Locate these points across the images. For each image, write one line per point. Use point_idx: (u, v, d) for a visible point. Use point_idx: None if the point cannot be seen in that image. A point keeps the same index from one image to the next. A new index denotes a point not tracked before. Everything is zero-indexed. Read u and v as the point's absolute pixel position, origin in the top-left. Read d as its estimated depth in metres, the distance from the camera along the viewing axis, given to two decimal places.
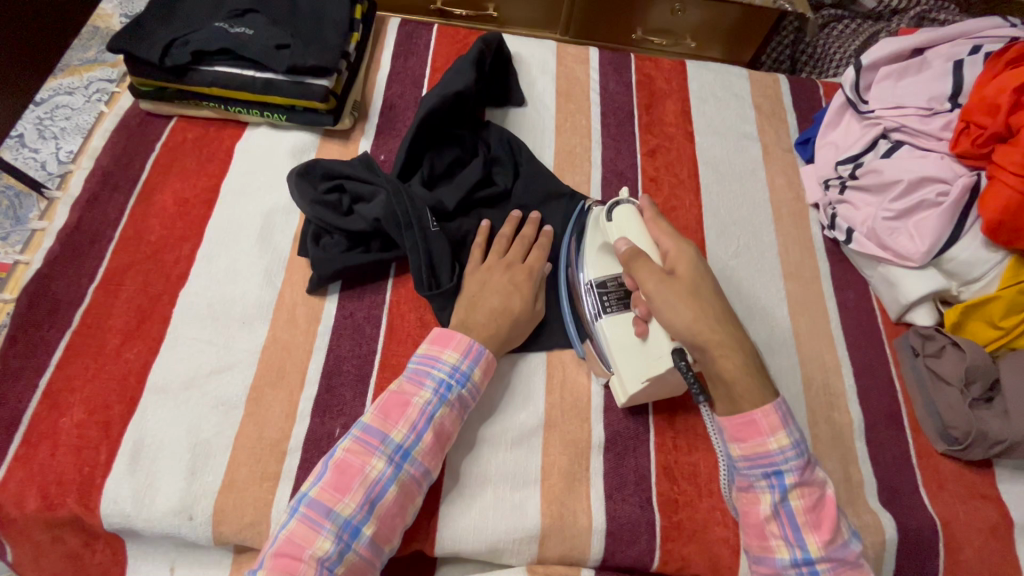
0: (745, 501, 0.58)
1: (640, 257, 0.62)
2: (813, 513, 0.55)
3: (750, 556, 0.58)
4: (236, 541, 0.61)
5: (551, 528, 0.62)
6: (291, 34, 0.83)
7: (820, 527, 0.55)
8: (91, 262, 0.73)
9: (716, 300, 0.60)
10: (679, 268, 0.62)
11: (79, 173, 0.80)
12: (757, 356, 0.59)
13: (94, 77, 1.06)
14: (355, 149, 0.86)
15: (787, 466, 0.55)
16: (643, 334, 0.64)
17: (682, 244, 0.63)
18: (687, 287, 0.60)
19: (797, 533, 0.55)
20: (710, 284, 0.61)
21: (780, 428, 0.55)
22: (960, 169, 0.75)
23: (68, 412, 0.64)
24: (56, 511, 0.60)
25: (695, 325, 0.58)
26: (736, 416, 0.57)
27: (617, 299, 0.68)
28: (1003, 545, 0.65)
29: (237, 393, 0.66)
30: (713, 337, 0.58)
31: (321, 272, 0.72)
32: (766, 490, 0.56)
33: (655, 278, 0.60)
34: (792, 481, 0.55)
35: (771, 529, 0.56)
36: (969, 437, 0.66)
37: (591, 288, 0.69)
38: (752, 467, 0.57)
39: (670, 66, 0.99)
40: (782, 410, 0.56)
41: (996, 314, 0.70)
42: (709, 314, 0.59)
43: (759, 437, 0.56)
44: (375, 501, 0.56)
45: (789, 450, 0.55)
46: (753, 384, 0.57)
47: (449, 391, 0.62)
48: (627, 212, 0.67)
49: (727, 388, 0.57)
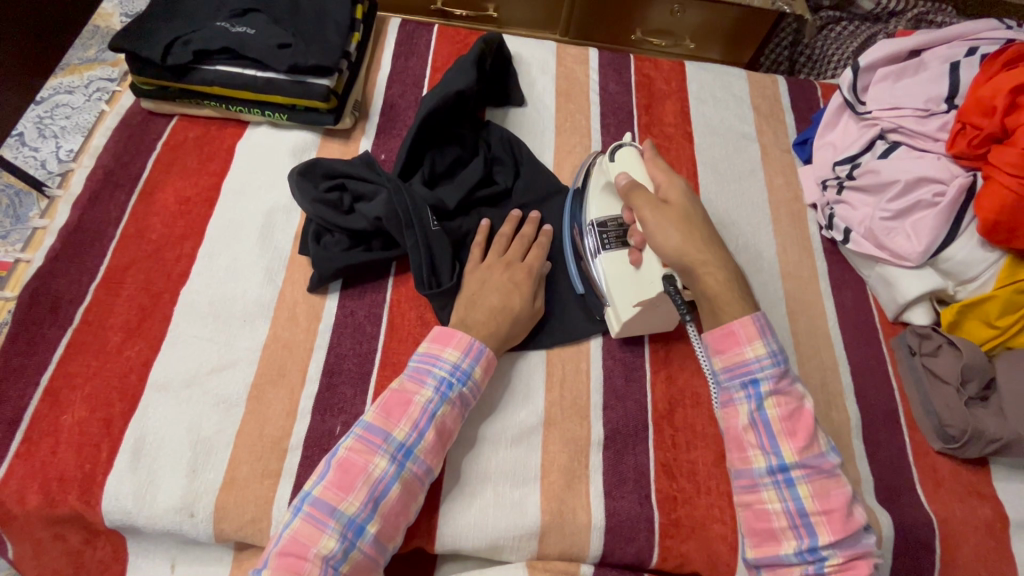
0: (725, 414, 0.60)
1: (636, 188, 0.67)
2: (788, 422, 0.57)
3: (731, 472, 0.60)
4: (236, 538, 0.61)
5: (551, 525, 0.62)
6: (292, 33, 0.83)
7: (795, 436, 0.56)
8: (92, 261, 0.74)
9: (704, 225, 0.64)
10: (672, 196, 0.65)
11: (80, 172, 0.80)
12: (742, 277, 0.62)
13: (94, 76, 1.06)
14: (356, 148, 0.86)
15: (763, 374, 0.57)
16: (637, 262, 0.68)
17: (676, 177, 0.67)
18: (678, 213, 0.64)
19: (772, 441, 0.56)
20: (701, 211, 0.65)
21: (757, 338, 0.58)
22: (956, 169, 0.75)
23: (69, 410, 0.64)
24: (57, 508, 0.60)
25: (683, 245, 0.62)
26: (719, 328, 0.60)
27: (616, 237, 0.72)
28: (998, 542, 0.66)
29: (238, 391, 0.67)
30: (698, 256, 0.61)
31: (322, 272, 0.72)
32: (744, 400, 0.58)
33: (649, 205, 0.65)
34: (768, 389, 0.57)
35: (749, 438, 0.58)
36: (965, 435, 0.67)
37: (592, 228, 0.73)
38: (731, 378, 0.59)
39: (670, 66, 0.99)
40: (761, 322, 0.59)
41: (992, 314, 0.70)
42: (697, 236, 0.62)
43: (737, 346, 0.59)
44: (378, 500, 0.57)
45: (765, 358, 0.58)
46: (736, 300, 0.60)
47: (450, 389, 0.63)
48: (629, 153, 0.71)
49: (711, 304, 0.61)
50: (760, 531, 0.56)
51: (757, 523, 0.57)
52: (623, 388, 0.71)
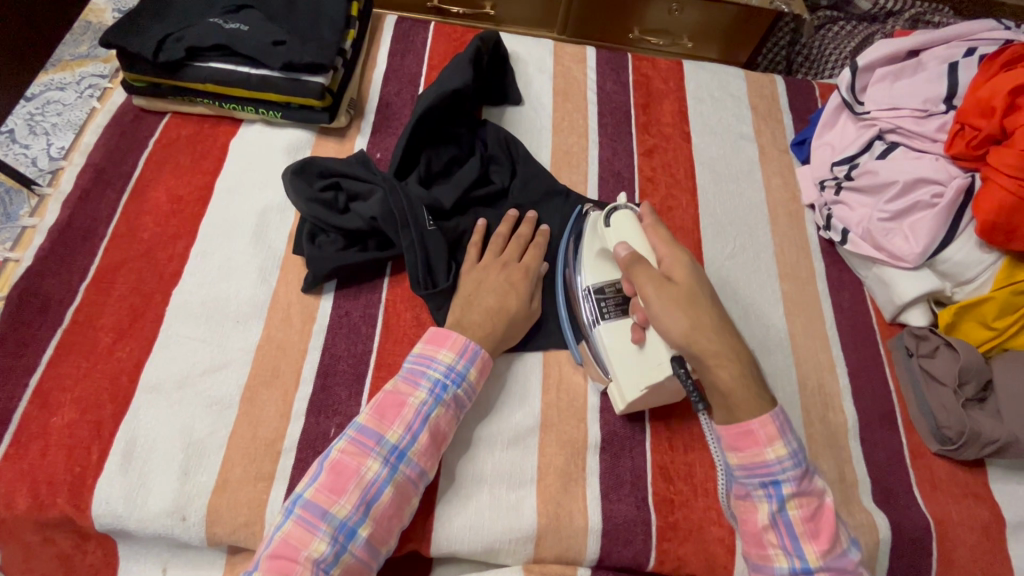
0: (742, 509, 0.57)
1: (638, 263, 0.61)
2: (811, 523, 0.55)
3: (749, 564, 0.58)
4: (229, 541, 0.60)
5: (547, 528, 0.62)
6: (287, 30, 0.82)
7: (818, 537, 0.55)
8: (83, 260, 0.73)
9: (712, 308, 0.59)
10: (677, 274, 0.60)
11: (71, 169, 0.79)
12: (756, 365, 0.58)
13: (86, 72, 1.04)
14: (351, 146, 0.86)
15: (785, 476, 0.55)
16: (640, 341, 0.64)
17: (679, 251, 0.62)
18: (685, 295, 0.59)
19: (795, 543, 0.55)
20: (708, 290, 0.60)
21: (777, 439, 0.55)
22: (954, 170, 0.75)
23: (59, 412, 0.63)
24: (46, 512, 0.59)
25: (691, 333, 0.57)
26: (733, 426, 0.56)
27: (616, 305, 0.68)
28: (995, 544, 0.66)
29: (232, 393, 0.66)
30: (710, 347, 0.57)
31: (316, 271, 0.71)
32: (764, 499, 0.56)
33: (653, 285, 0.59)
34: (790, 491, 0.55)
35: (769, 538, 0.56)
36: (962, 437, 0.67)
37: (590, 295, 0.69)
38: (749, 476, 0.56)
39: (667, 66, 0.99)
40: (780, 419, 0.56)
41: (990, 315, 0.70)
42: (706, 323, 0.58)
43: (756, 446, 0.55)
44: (371, 503, 0.56)
45: (787, 461, 0.55)
46: (752, 396, 0.56)
47: (445, 391, 0.62)
48: (624, 219, 0.66)
49: (724, 398, 0.57)
50: None
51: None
52: None
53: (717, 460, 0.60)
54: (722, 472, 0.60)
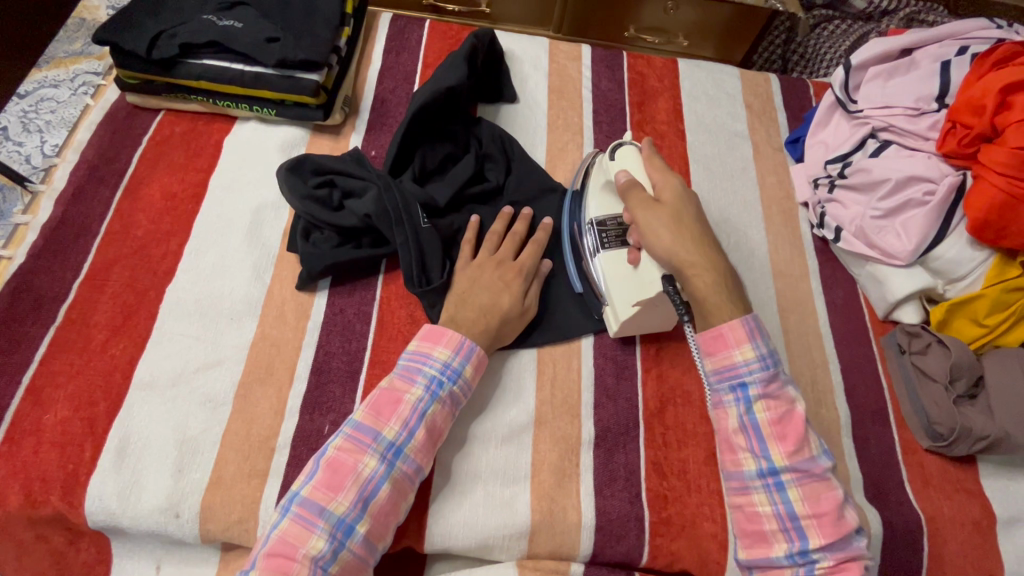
0: (716, 417, 0.60)
1: (634, 187, 0.67)
2: (778, 426, 0.56)
3: (723, 474, 0.60)
4: (223, 538, 0.60)
5: (542, 524, 0.62)
6: (281, 27, 0.82)
7: (785, 439, 0.56)
8: (76, 257, 0.72)
9: (696, 227, 0.63)
10: (665, 195, 0.65)
11: (64, 166, 0.79)
12: (734, 280, 0.61)
13: (81, 69, 1.04)
14: (346, 144, 0.85)
15: (751, 378, 0.57)
16: (635, 261, 0.67)
17: (672, 176, 0.67)
18: (670, 213, 0.64)
19: (762, 444, 0.56)
20: (694, 211, 0.65)
21: (746, 341, 0.58)
22: (945, 168, 0.76)
23: (52, 409, 0.63)
24: (39, 509, 0.59)
25: (672, 245, 0.62)
26: (707, 330, 0.60)
27: (616, 237, 0.71)
28: (985, 540, 0.66)
29: (225, 390, 0.66)
30: (688, 257, 0.61)
31: (311, 269, 0.71)
32: (733, 404, 0.58)
33: (642, 205, 0.65)
34: (757, 393, 0.57)
35: (738, 441, 0.58)
36: (953, 433, 0.67)
37: (592, 226, 0.72)
38: (720, 380, 0.59)
39: (662, 64, 0.99)
40: (751, 325, 0.59)
41: (981, 312, 0.71)
42: (687, 237, 0.62)
43: (726, 349, 0.58)
44: (368, 500, 0.56)
45: (753, 362, 0.57)
46: (725, 304, 0.59)
47: (441, 387, 0.62)
48: (629, 152, 0.71)
49: (699, 305, 0.61)
50: (751, 533, 0.56)
51: (748, 524, 0.57)
52: (615, 386, 0.70)
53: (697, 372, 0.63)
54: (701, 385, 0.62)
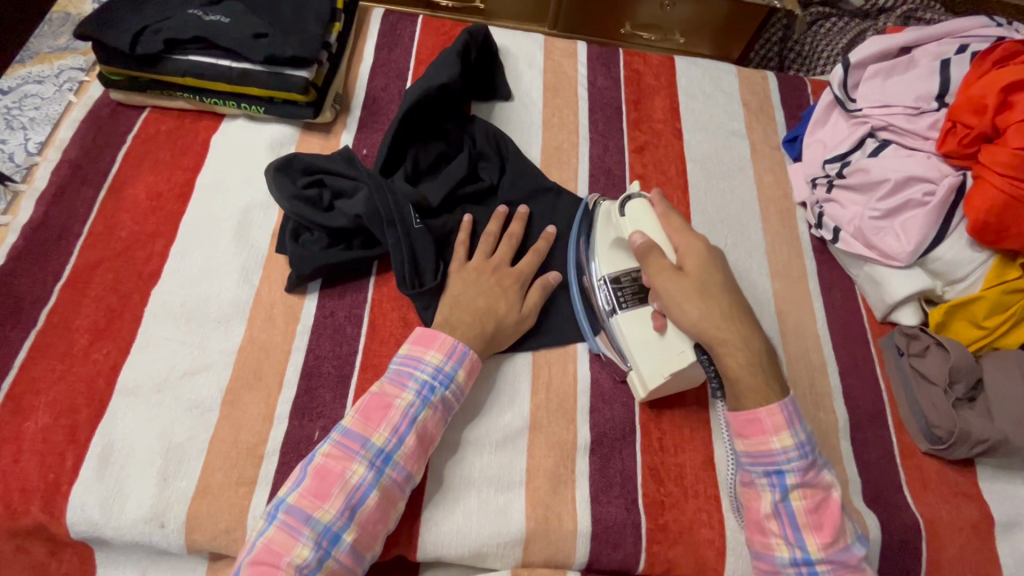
0: (746, 496, 0.59)
1: (653, 252, 0.63)
2: (814, 515, 0.56)
3: (750, 552, 0.59)
4: (210, 548, 0.59)
5: (536, 531, 0.61)
6: (269, 23, 0.80)
7: (821, 529, 0.56)
8: (57, 259, 0.70)
9: (723, 298, 0.60)
10: (688, 262, 0.62)
11: (45, 165, 0.77)
12: (767, 355, 0.59)
13: (66, 65, 0.96)
14: (336, 142, 0.84)
15: (789, 467, 0.56)
16: (661, 328, 0.63)
17: (693, 239, 0.63)
18: (695, 285, 0.60)
19: (797, 533, 0.56)
20: (720, 278, 0.62)
21: (785, 429, 0.56)
22: (945, 168, 0.75)
23: (33, 416, 0.61)
24: (19, 519, 0.58)
25: (702, 323, 0.59)
26: (740, 413, 0.58)
27: (633, 294, 0.68)
28: (984, 544, 0.66)
29: (212, 396, 0.64)
30: (717, 334, 0.58)
31: (300, 270, 0.69)
32: (767, 489, 0.57)
33: (663, 275, 0.61)
34: (794, 481, 0.56)
35: (770, 526, 0.57)
36: (952, 436, 0.66)
37: (606, 284, 0.69)
38: (754, 463, 0.58)
39: (659, 61, 0.97)
40: (788, 410, 0.57)
41: (980, 314, 0.70)
42: (716, 312, 0.59)
43: (762, 435, 0.57)
44: (356, 507, 0.55)
45: (792, 451, 0.56)
46: (759, 384, 0.57)
47: (433, 393, 0.61)
48: (640, 206, 0.67)
49: (732, 385, 0.58)
50: None
51: None
52: (611, 390, 0.69)
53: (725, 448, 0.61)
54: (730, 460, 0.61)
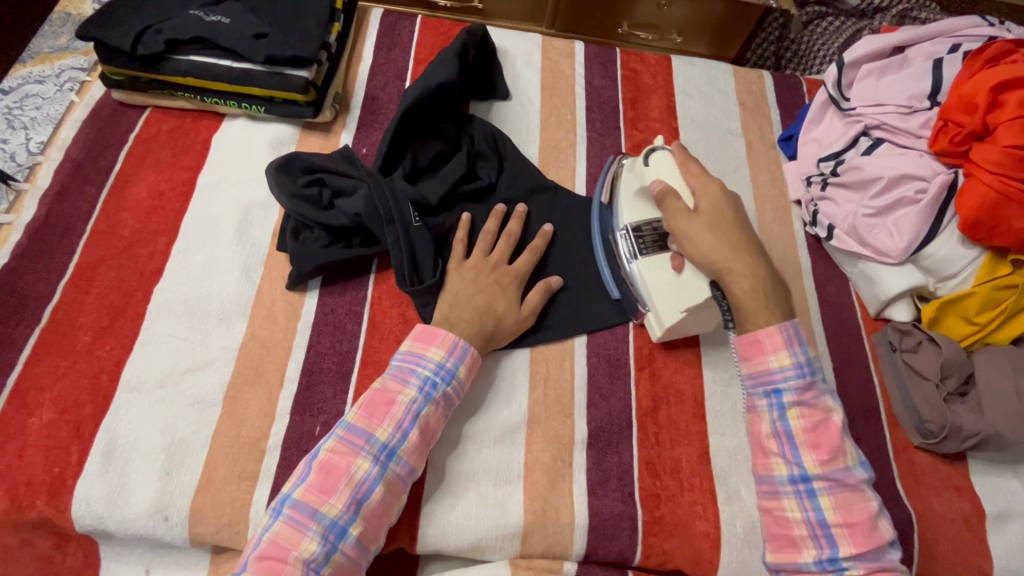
0: (749, 421, 0.61)
1: (666, 194, 0.66)
2: (812, 434, 0.57)
3: (754, 477, 0.61)
4: (213, 541, 0.60)
5: (534, 524, 0.62)
6: (269, 23, 0.81)
7: (819, 447, 0.57)
8: (61, 257, 0.71)
9: (734, 232, 0.62)
10: (701, 201, 0.64)
11: (48, 165, 0.78)
12: (774, 285, 0.61)
13: (66, 65, 0.97)
14: (336, 142, 0.84)
15: (786, 385, 0.58)
16: (678, 267, 0.67)
17: (709, 181, 0.65)
18: (706, 221, 0.63)
19: (794, 450, 0.57)
20: (733, 215, 0.63)
21: (782, 348, 0.58)
22: (938, 166, 0.75)
23: (37, 412, 0.62)
24: (24, 513, 0.59)
25: (711, 253, 0.62)
26: (743, 336, 0.60)
27: (653, 242, 0.71)
28: (974, 535, 0.67)
29: (214, 391, 0.65)
30: (725, 263, 0.61)
31: (302, 269, 0.70)
32: (766, 409, 0.59)
33: (676, 212, 0.64)
34: (791, 400, 0.58)
35: (770, 446, 0.59)
36: (944, 430, 0.68)
37: (627, 232, 0.73)
38: (755, 384, 0.60)
39: (656, 60, 0.98)
40: (790, 333, 0.59)
41: (971, 310, 0.71)
42: (726, 243, 0.62)
43: (762, 355, 0.59)
44: (361, 501, 0.56)
45: (788, 369, 0.58)
46: (763, 311, 0.59)
47: (434, 389, 0.62)
48: (662, 157, 0.70)
49: (736, 311, 0.61)
50: (780, 536, 0.57)
51: (778, 529, 0.57)
52: (608, 385, 0.70)
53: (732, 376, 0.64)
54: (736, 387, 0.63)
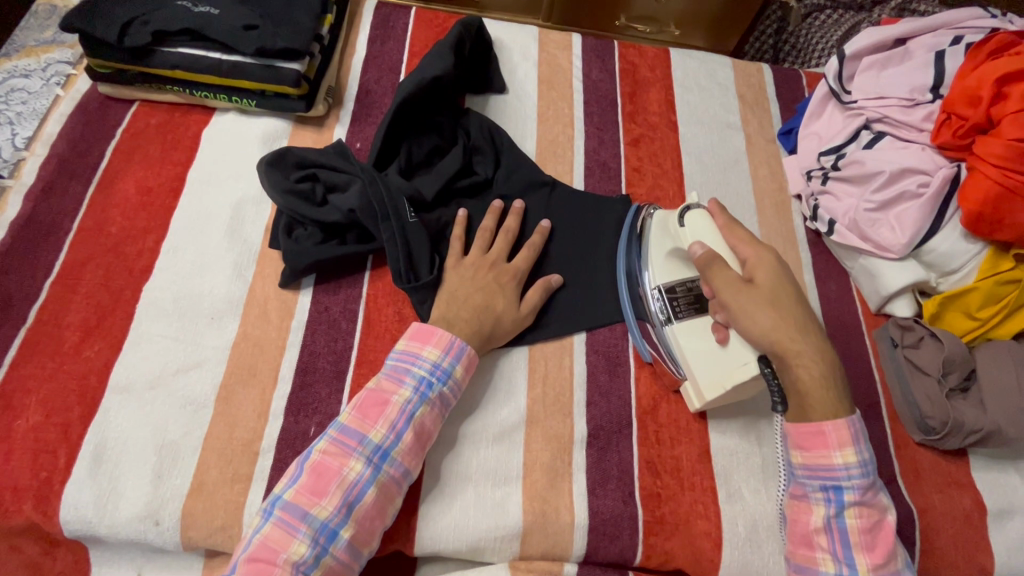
0: (795, 509, 0.58)
1: (717, 263, 0.62)
2: (868, 535, 0.56)
3: (790, 566, 0.58)
4: (206, 545, 0.59)
5: (533, 525, 0.61)
6: (259, 14, 0.78)
7: (873, 549, 0.55)
8: (47, 255, 0.69)
9: (797, 312, 0.59)
10: (759, 275, 0.60)
11: (33, 160, 0.76)
12: (839, 369, 0.58)
13: (53, 59, 0.90)
14: (329, 136, 0.83)
15: (849, 484, 0.56)
16: (723, 340, 0.63)
17: (765, 252, 0.62)
18: (767, 297, 0.59)
19: (847, 550, 0.55)
20: (793, 292, 0.60)
21: (849, 445, 0.55)
22: (940, 160, 0.75)
23: (24, 415, 0.60)
24: (11, 518, 0.57)
25: (775, 333, 0.58)
26: (805, 425, 0.57)
27: (687, 304, 0.68)
28: (976, 533, 0.66)
29: (206, 392, 0.64)
30: (791, 345, 0.57)
31: (295, 266, 0.69)
32: (822, 503, 0.56)
33: (732, 287, 0.60)
34: (851, 499, 0.56)
35: (819, 540, 0.56)
36: (945, 426, 0.67)
37: (660, 294, 0.69)
38: (811, 477, 0.57)
39: (654, 54, 0.97)
40: (855, 426, 0.56)
41: (973, 305, 0.70)
42: (789, 323, 0.58)
43: (825, 449, 0.56)
44: (353, 504, 0.55)
45: (854, 468, 0.55)
46: (829, 398, 0.56)
47: (430, 388, 0.61)
48: (700, 218, 0.67)
49: (800, 399, 0.57)
50: None
51: None
52: (607, 383, 0.69)
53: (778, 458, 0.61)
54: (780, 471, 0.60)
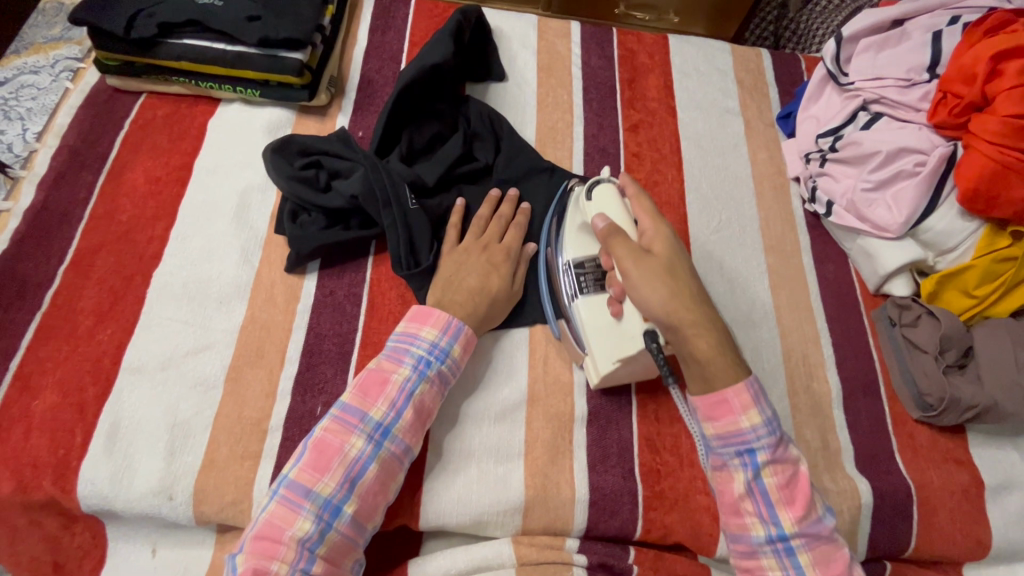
0: (719, 480, 0.57)
1: (616, 234, 0.60)
2: (787, 490, 0.55)
3: (727, 535, 0.58)
4: (218, 520, 0.60)
5: (536, 499, 0.62)
6: (261, 5, 0.80)
7: (794, 503, 0.54)
8: (60, 243, 0.71)
9: (692, 278, 0.59)
10: (657, 247, 0.59)
11: (44, 151, 0.77)
12: (731, 335, 0.58)
13: (61, 55, 0.90)
14: (332, 125, 0.84)
15: (759, 444, 0.55)
16: (618, 314, 0.63)
17: (663, 224, 0.61)
18: (663, 266, 0.58)
19: (771, 510, 0.54)
20: (687, 263, 0.60)
21: (751, 407, 0.55)
22: (937, 140, 0.75)
23: (41, 395, 0.62)
24: (31, 494, 0.59)
25: (671, 302, 0.56)
26: (709, 396, 0.56)
27: (594, 280, 0.67)
28: (973, 506, 0.67)
29: (215, 374, 0.65)
30: (688, 316, 0.56)
31: (299, 251, 0.70)
32: (740, 468, 0.55)
33: (632, 256, 0.58)
34: (765, 459, 0.55)
35: (745, 505, 0.55)
36: (942, 403, 0.68)
37: (569, 269, 0.68)
38: (725, 445, 0.56)
39: (653, 40, 0.98)
40: (754, 388, 0.56)
41: (971, 283, 0.71)
42: (684, 292, 0.57)
43: (731, 416, 0.55)
44: (355, 480, 0.56)
45: (761, 429, 0.55)
46: (726, 365, 0.56)
47: (428, 367, 0.62)
48: (607, 192, 0.65)
49: (700, 368, 0.57)
50: None
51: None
52: None
53: (694, 432, 0.60)
54: (699, 444, 0.60)
